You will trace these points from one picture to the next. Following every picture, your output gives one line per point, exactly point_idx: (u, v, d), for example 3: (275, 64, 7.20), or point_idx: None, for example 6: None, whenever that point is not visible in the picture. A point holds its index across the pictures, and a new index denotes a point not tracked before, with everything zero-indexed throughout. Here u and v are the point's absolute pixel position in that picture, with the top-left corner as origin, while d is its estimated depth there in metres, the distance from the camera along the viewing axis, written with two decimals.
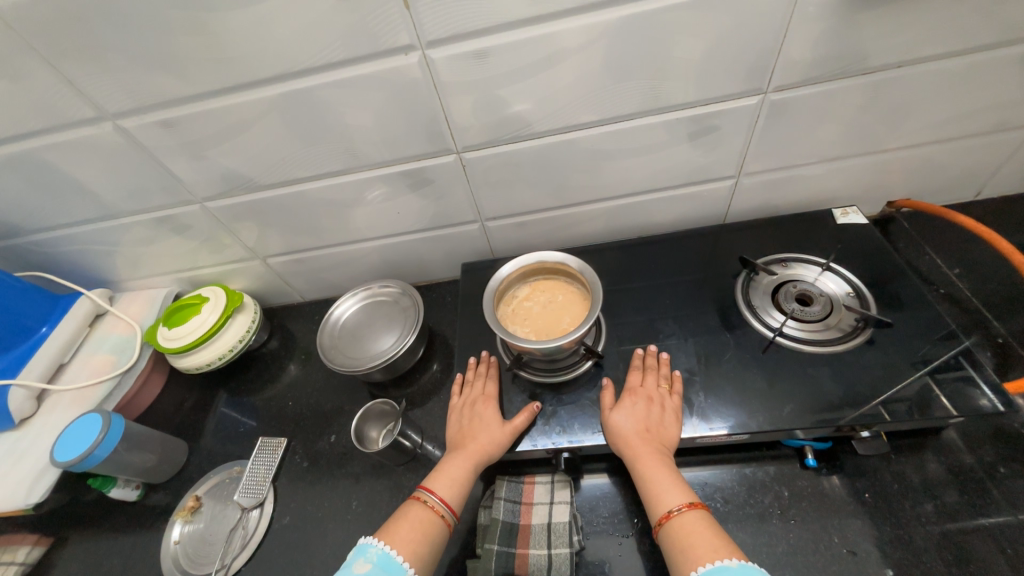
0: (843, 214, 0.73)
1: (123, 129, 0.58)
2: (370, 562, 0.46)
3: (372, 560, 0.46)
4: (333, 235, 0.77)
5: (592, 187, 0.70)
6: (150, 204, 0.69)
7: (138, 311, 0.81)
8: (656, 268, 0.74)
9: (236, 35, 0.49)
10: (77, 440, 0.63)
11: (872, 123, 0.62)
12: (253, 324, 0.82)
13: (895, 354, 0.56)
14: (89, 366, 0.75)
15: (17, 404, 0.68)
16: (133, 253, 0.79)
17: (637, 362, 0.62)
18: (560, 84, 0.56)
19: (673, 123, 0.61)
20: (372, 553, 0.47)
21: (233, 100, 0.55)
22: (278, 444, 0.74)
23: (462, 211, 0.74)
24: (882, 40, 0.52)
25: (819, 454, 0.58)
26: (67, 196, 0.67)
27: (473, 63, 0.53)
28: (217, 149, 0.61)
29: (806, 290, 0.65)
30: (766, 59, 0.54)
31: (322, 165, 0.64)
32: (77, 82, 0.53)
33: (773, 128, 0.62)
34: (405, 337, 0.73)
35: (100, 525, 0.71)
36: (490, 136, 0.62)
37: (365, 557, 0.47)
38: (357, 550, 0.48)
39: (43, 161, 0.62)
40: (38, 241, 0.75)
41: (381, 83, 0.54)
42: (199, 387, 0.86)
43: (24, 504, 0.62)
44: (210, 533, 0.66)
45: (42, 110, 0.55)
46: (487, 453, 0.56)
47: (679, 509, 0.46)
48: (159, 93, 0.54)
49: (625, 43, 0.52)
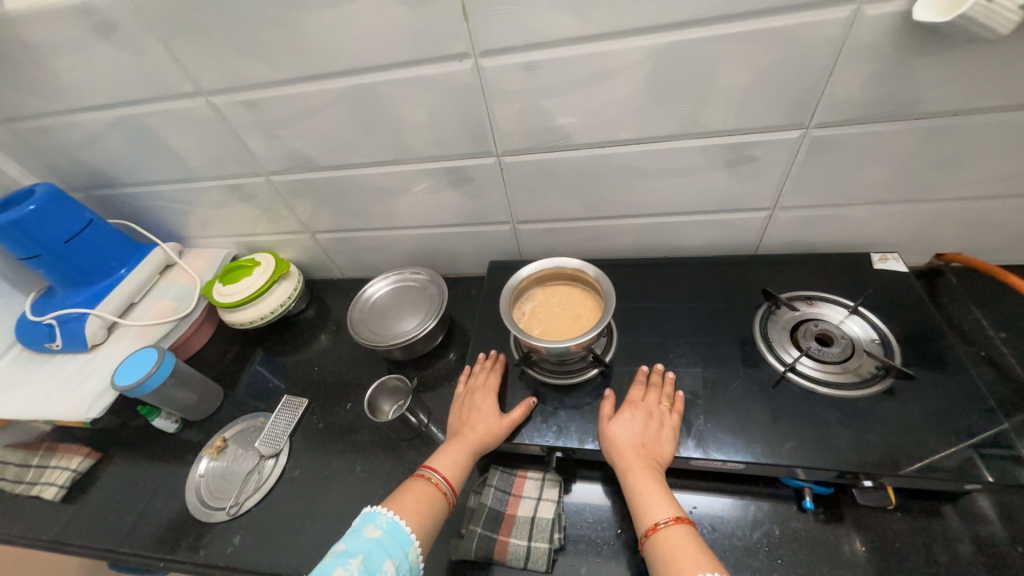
0: (881, 260, 0.70)
1: (213, 104, 0.66)
2: (380, 529, 0.50)
3: (381, 526, 0.50)
4: (375, 219, 0.83)
5: (624, 203, 0.72)
6: (224, 172, 0.78)
7: (201, 266, 0.91)
8: (677, 289, 0.75)
9: (316, 33, 0.56)
10: (134, 368, 0.72)
11: (921, 170, 0.60)
12: (295, 291, 0.90)
13: (913, 408, 0.54)
14: (154, 309, 0.85)
15: (91, 331, 0.78)
16: (204, 214, 0.88)
17: (642, 377, 0.62)
18: (602, 101, 0.58)
19: (710, 148, 0.62)
20: (382, 521, 0.50)
21: (307, 88, 0.62)
22: (300, 403, 0.80)
23: (496, 211, 0.77)
24: (934, 87, 0.51)
25: (819, 498, 0.56)
26: (159, 157, 0.77)
27: (521, 73, 0.57)
28: (288, 130, 0.68)
29: (827, 329, 0.63)
30: (811, 95, 0.54)
31: (375, 153, 0.70)
32: (182, 61, 0.61)
33: (813, 163, 0.62)
34: (427, 321, 0.78)
35: (141, 449, 0.80)
36: (530, 144, 0.65)
37: (374, 523, 0.50)
38: (366, 516, 0.51)
39: (145, 126, 0.71)
40: (130, 193, 0.86)
41: (435, 84, 0.59)
42: (240, 342, 0.94)
43: (84, 416, 0.70)
44: (230, 472, 0.73)
45: (151, 82, 0.64)
46: (485, 441, 0.59)
47: (666, 522, 0.47)
48: (246, 76, 0.62)
49: (667, 68, 0.54)
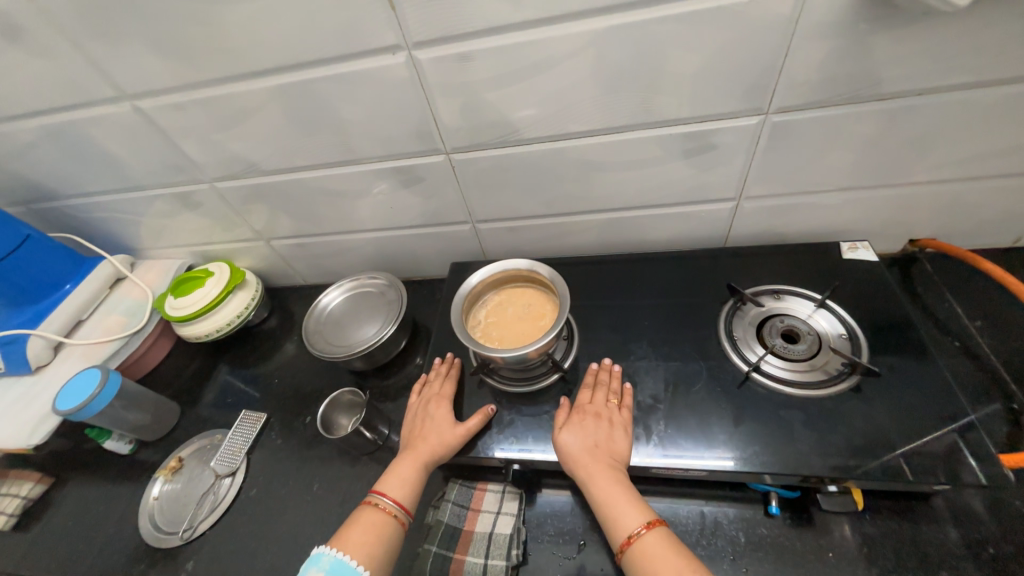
0: (851, 249, 0.68)
1: (140, 109, 0.62)
2: (322, 570, 0.46)
3: (324, 567, 0.46)
4: (330, 224, 0.79)
5: (584, 198, 0.69)
6: (164, 180, 0.74)
7: (152, 278, 0.87)
8: (643, 286, 0.72)
9: (234, 28, 0.52)
10: (76, 391, 0.69)
11: (888, 153, 0.57)
12: (252, 301, 0.87)
13: (880, 406, 0.52)
14: (103, 325, 0.82)
15: (34, 352, 0.74)
16: (153, 225, 0.85)
17: (589, 378, 0.60)
18: (548, 91, 0.55)
19: (666, 138, 0.58)
20: (325, 561, 0.47)
21: (236, 88, 0.58)
22: (258, 418, 0.78)
23: (453, 211, 0.74)
24: (896, 64, 0.48)
25: (786, 503, 0.54)
26: (94, 167, 0.73)
27: (458, 66, 0.53)
28: (222, 133, 0.64)
29: (794, 325, 0.60)
30: (766, 78, 0.51)
31: (318, 155, 0.66)
32: (98, 63, 0.57)
33: (775, 150, 0.58)
34: (385, 327, 0.75)
35: (95, 473, 0.77)
36: (478, 140, 0.62)
37: (317, 565, 0.46)
38: (310, 560, 0.47)
39: (72, 134, 0.67)
40: (71, 206, 0.82)
41: (370, 80, 0.56)
42: (200, 355, 0.91)
43: (25, 444, 0.67)
44: (184, 494, 0.71)
45: (70, 87, 0.60)
46: (436, 452, 0.56)
47: (640, 532, 0.45)
48: (168, 77, 0.58)
49: (612, 54, 0.50)
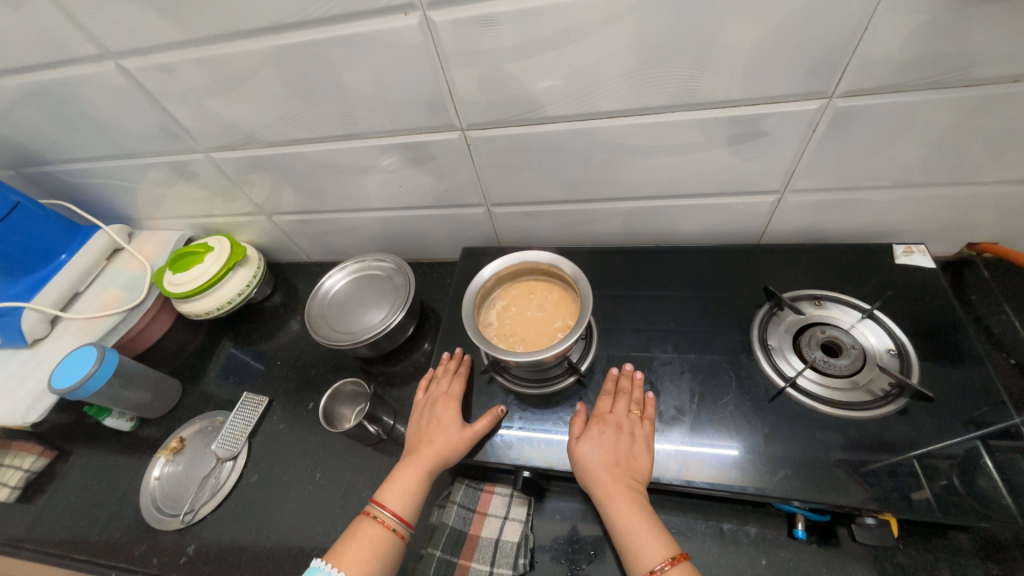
0: (905, 253, 0.62)
1: (125, 70, 0.57)
2: None
3: None
4: (334, 201, 0.74)
5: (611, 185, 0.63)
6: (158, 148, 0.69)
7: (151, 251, 0.83)
8: (668, 283, 0.67)
9: None
10: (71, 369, 0.66)
11: (964, 150, 0.50)
12: (254, 279, 0.82)
13: (927, 432, 0.48)
14: (101, 299, 0.79)
15: (29, 326, 0.72)
16: (148, 194, 0.80)
17: (610, 385, 0.56)
18: (580, 64, 0.48)
19: (710, 123, 0.52)
20: None
21: (227, 49, 0.52)
22: (260, 402, 0.75)
23: (467, 193, 0.69)
24: (996, 44, 0.40)
25: (813, 526, 0.51)
26: (82, 131, 0.67)
27: (478, 30, 0.46)
28: (217, 100, 0.59)
29: (836, 337, 0.55)
30: (837, 55, 0.43)
31: (322, 127, 0.60)
32: (75, 16, 0.51)
33: (833, 141, 0.52)
34: (393, 313, 0.71)
35: (96, 448, 0.76)
36: (498, 117, 0.55)
37: None
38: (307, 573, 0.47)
39: (54, 96, 0.62)
40: (62, 171, 0.77)
41: (378, 45, 0.49)
42: (204, 332, 0.89)
43: (22, 421, 0.66)
44: (185, 477, 0.69)
45: (46, 42, 0.54)
46: (441, 459, 0.54)
47: (662, 568, 0.42)
48: (154, 35, 0.52)
49: (658, 23, 0.43)
